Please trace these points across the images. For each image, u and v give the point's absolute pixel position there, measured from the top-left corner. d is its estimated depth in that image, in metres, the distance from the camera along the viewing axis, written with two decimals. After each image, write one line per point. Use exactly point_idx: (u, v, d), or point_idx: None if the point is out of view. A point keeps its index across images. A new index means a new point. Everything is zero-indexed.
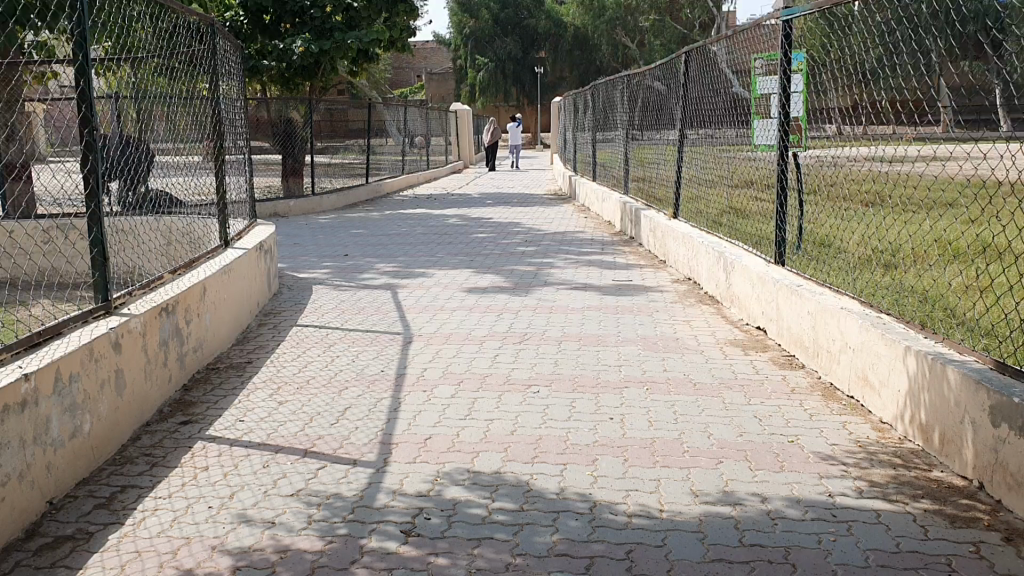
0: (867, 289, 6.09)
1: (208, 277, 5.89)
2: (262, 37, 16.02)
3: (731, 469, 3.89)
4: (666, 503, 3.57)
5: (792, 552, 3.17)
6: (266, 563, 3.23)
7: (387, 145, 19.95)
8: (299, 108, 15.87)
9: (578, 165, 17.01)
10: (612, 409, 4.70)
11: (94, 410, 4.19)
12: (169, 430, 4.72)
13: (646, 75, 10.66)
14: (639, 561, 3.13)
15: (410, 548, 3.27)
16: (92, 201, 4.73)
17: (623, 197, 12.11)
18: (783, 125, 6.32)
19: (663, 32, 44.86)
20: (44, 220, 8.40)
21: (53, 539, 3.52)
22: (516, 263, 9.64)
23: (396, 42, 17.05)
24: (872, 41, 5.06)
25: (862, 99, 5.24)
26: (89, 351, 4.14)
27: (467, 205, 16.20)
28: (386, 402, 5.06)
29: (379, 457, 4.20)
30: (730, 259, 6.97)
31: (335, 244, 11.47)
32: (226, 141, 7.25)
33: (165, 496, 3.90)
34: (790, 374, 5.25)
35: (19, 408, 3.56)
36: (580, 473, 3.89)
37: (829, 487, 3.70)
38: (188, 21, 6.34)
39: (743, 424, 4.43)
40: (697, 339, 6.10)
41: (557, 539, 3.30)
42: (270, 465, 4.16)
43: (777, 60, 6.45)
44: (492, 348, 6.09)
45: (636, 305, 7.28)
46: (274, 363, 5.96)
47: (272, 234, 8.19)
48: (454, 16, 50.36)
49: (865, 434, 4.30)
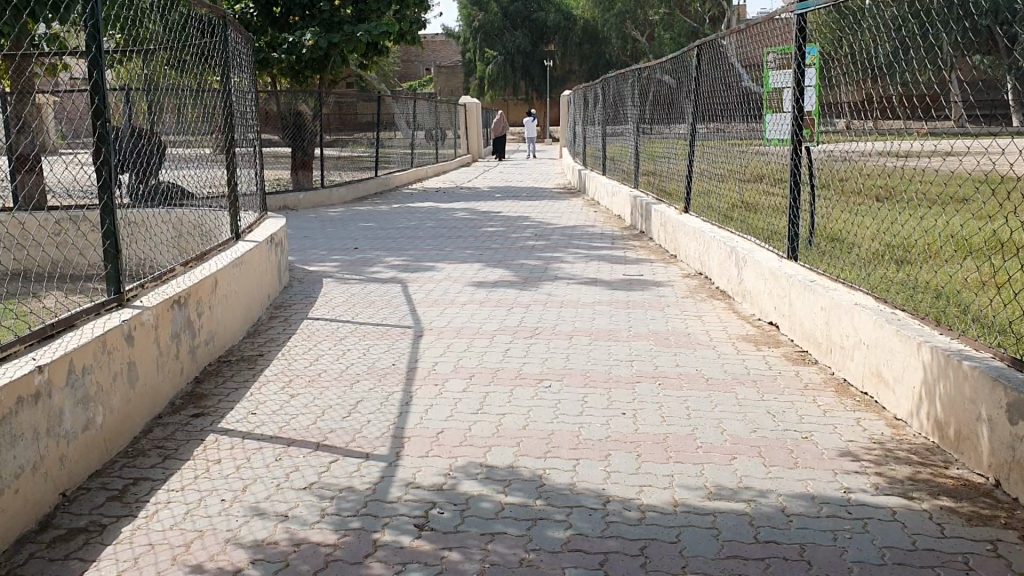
0: (879, 286, 6.07)
1: (220, 270, 5.90)
2: (273, 29, 16.06)
3: (746, 465, 3.88)
4: (680, 499, 3.56)
5: (807, 549, 3.15)
6: (279, 556, 3.22)
7: (396, 138, 19.94)
8: (308, 101, 15.94)
9: (588, 159, 16.96)
10: (624, 404, 4.69)
11: (106, 403, 4.19)
12: (183, 422, 4.72)
13: (657, 68, 10.62)
14: (653, 557, 3.12)
15: (424, 543, 3.26)
16: (105, 192, 4.74)
17: (634, 191, 12.07)
18: (798, 119, 6.38)
19: (673, 26, 44.75)
20: (57, 212, 8.40)
21: (66, 531, 3.52)
22: (526, 257, 9.62)
23: (406, 36, 17.04)
24: (885, 35, 5.04)
25: (875, 93, 5.20)
26: (101, 344, 4.14)
27: (477, 199, 16.17)
28: (397, 395, 5.06)
29: (391, 451, 4.20)
30: (742, 253, 6.93)
31: (344, 237, 11.46)
32: (235, 133, 7.25)
33: (178, 489, 3.90)
34: (803, 370, 5.23)
35: (31, 401, 3.55)
36: (593, 469, 3.87)
37: (844, 484, 3.67)
38: (200, 14, 6.36)
39: (756, 420, 4.42)
40: (709, 335, 6.08)
41: (570, 534, 3.29)
42: (282, 458, 4.17)
43: (791, 54, 6.44)
44: (503, 342, 6.09)
45: (647, 300, 7.26)
46: (286, 356, 5.97)
47: (284, 227, 8.19)
48: (463, 10, 50.30)
49: (879, 431, 4.27)
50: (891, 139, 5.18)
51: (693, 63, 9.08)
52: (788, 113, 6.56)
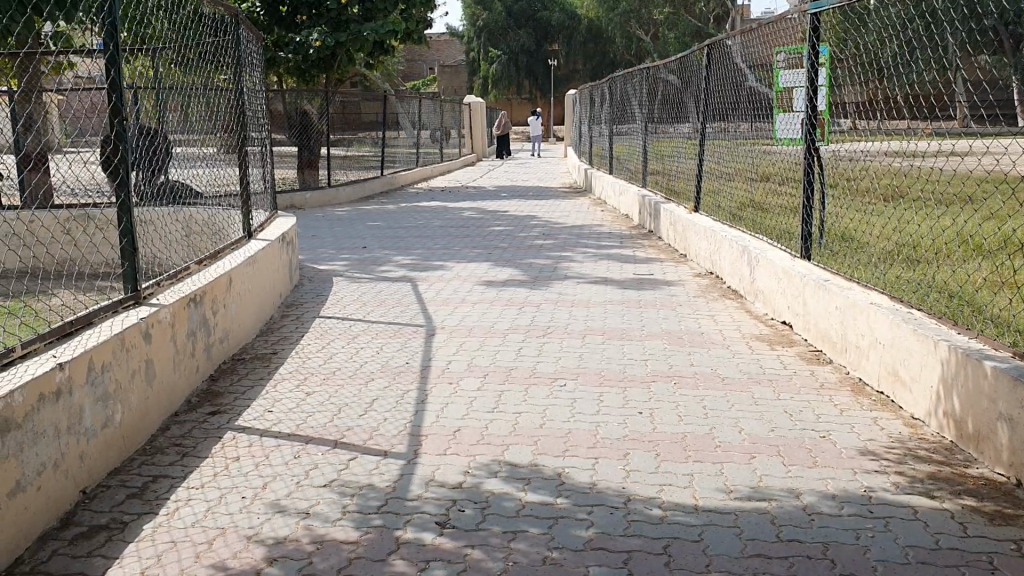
0: (893, 285, 6.07)
1: (234, 268, 5.91)
2: (279, 28, 16.07)
3: (765, 465, 3.88)
4: (702, 498, 3.56)
5: (830, 548, 3.15)
6: (302, 554, 3.23)
7: (401, 137, 19.94)
8: (314, 100, 15.94)
9: (594, 158, 16.95)
10: (641, 404, 4.69)
11: (125, 401, 4.19)
12: (199, 420, 4.72)
13: (663, 68, 10.62)
14: (676, 556, 3.12)
15: (447, 541, 3.26)
16: (122, 191, 4.73)
17: (642, 190, 12.06)
18: (810, 119, 6.33)
19: (677, 25, 44.72)
20: (67, 210, 8.38)
21: (87, 528, 3.53)
22: (535, 256, 9.62)
23: (412, 35, 17.03)
24: (890, 36, 5.04)
25: (880, 94, 5.21)
26: (119, 341, 4.14)
27: (484, 197, 16.17)
28: (413, 394, 5.06)
29: (409, 449, 4.20)
30: (755, 253, 6.93)
31: (352, 236, 11.47)
32: (247, 132, 7.26)
33: (198, 486, 3.91)
34: (818, 370, 5.22)
35: (53, 398, 3.55)
36: (613, 468, 3.87)
37: (865, 483, 3.67)
38: (212, 12, 6.38)
39: (774, 419, 4.42)
40: (722, 334, 6.08)
41: (593, 533, 3.29)
42: (301, 456, 4.17)
43: (800, 53, 6.44)
44: (516, 341, 6.09)
45: (658, 299, 7.26)
46: (300, 354, 5.97)
47: (295, 226, 8.19)
48: (467, 9, 50.27)
49: (897, 430, 4.27)
50: (893, 140, 5.18)
51: (701, 63, 9.05)
52: (799, 114, 6.54)
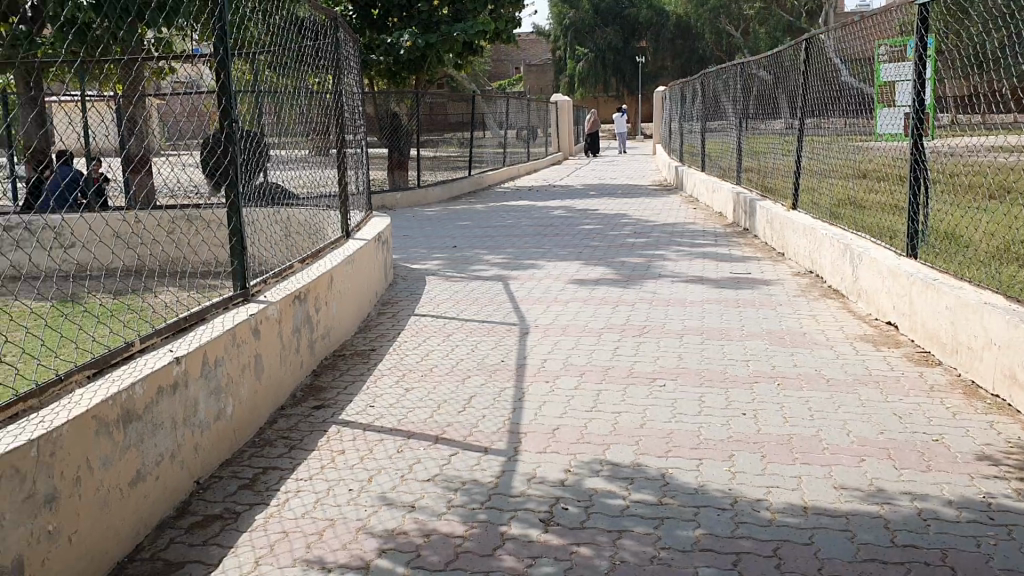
0: (1005, 284, 5.85)
1: (334, 266, 6.04)
2: (371, 31, 16.37)
3: (876, 468, 3.78)
4: (811, 500, 3.49)
5: (949, 554, 3.05)
6: (410, 546, 3.28)
7: (489, 137, 20.06)
8: (404, 101, 16.16)
9: (685, 156, 16.75)
10: (743, 404, 4.62)
11: (236, 394, 4.31)
12: (305, 413, 4.85)
13: (756, 64, 10.44)
14: (787, 559, 3.06)
15: (553, 538, 3.27)
16: (231, 192, 4.89)
17: (735, 187, 11.88)
18: (918, 114, 5.96)
19: (768, 19, 43.89)
20: (172, 211, 8.62)
21: (203, 517, 3.65)
22: (627, 255, 9.56)
23: (501, 34, 17.12)
24: (991, 28, 4.90)
25: (981, 87, 5.06)
26: (231, 336, 4.27)
27: (573, 196, 16.15)
28: (511, 391, 5.09)
29: (510, 446, 4.22)
30: (857, 251, 6.76)
31: (443, 236, 11.58)
32: (345, 133, 7.43)
33: (306, 478, 4.01)
34: (927, 372, 5.06)
35: (172, 389, 3.68)
36: (717, 469, 3.83)
37: (983, 489, 3.54)
38: (311, 17, 6.55)
39: (883, 421, 4.30)
40: (824, 334, 5.95)
41: (700, 533, 3.26)
42: (404, 450, 4.24)
43: (901, 46, 6.26)
44: (612, 340, 6.07)
45: (756, 299, 7.14)
46: (398, 351, 6.06)
47: (390, 225, 8.33)
48: (553, 8, 50.28)
49: (1015, 435, 4.11)
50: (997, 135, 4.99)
51: (796, 58, 8.81)
52: (901, 108, 6.31)
